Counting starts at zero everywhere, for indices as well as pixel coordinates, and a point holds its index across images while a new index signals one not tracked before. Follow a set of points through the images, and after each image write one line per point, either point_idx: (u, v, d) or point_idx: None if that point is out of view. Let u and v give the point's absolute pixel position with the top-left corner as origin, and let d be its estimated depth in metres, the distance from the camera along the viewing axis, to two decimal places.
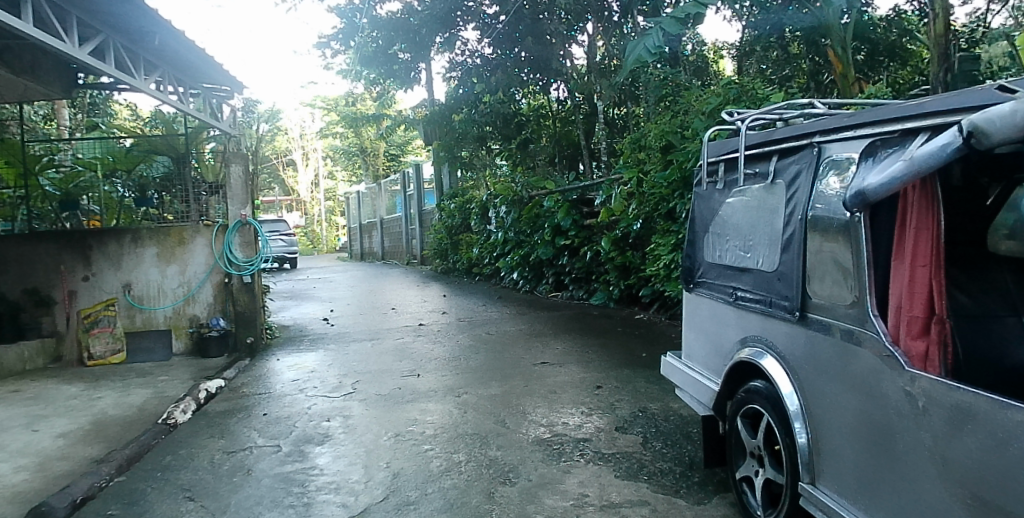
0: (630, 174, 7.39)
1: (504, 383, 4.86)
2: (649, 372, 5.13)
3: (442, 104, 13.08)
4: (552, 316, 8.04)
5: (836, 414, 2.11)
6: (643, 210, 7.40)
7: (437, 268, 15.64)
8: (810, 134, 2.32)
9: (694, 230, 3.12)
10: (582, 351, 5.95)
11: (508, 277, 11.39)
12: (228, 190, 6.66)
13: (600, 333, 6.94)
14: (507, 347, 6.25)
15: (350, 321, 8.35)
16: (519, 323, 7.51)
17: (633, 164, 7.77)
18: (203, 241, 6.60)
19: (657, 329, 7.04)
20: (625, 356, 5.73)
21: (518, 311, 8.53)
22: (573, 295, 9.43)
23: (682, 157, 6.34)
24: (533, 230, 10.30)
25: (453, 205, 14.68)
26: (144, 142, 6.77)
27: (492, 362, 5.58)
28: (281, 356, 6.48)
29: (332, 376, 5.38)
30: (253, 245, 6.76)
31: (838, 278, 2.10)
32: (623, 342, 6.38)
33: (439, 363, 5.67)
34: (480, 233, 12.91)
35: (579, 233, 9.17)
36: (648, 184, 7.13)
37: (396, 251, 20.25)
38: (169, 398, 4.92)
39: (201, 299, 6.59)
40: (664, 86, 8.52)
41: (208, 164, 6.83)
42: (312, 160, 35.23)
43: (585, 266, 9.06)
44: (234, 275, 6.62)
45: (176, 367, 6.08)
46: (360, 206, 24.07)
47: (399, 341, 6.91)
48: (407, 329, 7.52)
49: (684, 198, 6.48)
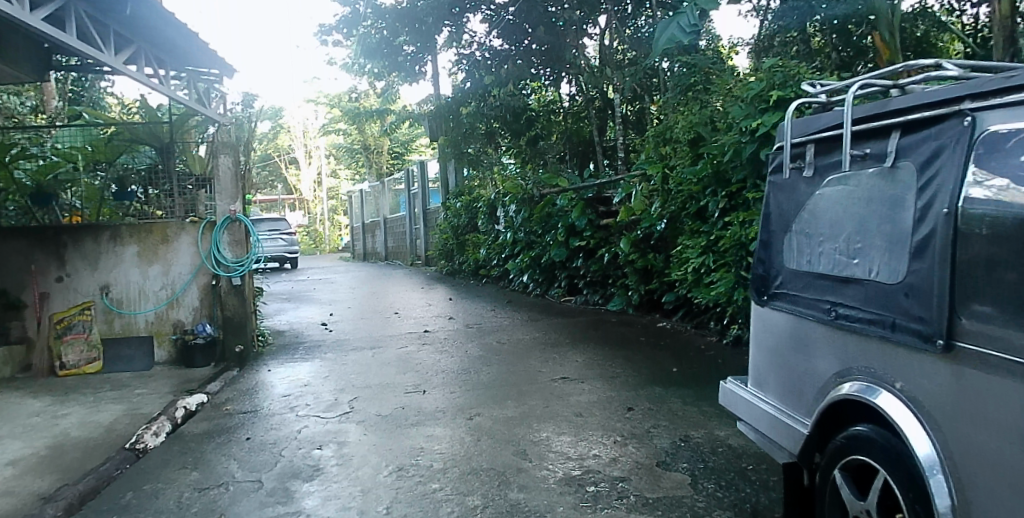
0: (653, 169, 6.81)
1: (521, 403, 4.29)
2: (683, 392, 4.55)
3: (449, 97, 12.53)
4: (567, 323, 7.46)
5: (999, 478, 1.50)
6: (667, 208, 6.82)
7: (442, 269, 15.07)
8: (953, 100, 1.76)
9: (770, 227, 2.57)
10: (605, 364, 5.38)
11: (518, 280, 10.81)
12: (217, 183, 6.09)
13: (621, 342, 6.36)
14: (521, 358, 5.68)
15: (350, 327, 7.78)
16: (532, 331, 6.94)
17: (655, 159, 7.19)
18: (189, 239, 6.04)
19: (684, 340, 6.45)
20: (653, 371, 5.16)
21: (529, 317, 7.95)
22: (587, 300, 8.84)
23: (713, 149, 5.76)
24: (544, 230, 9.73)
25: (459, 204, 14.11)
26: (126, 131, 6.23)
27: (505, 377, 5.01)
28: (274, 366, 5.91)
29: (327, 392, 4.82)
30: (243, 243, 6.17)
31: (1004, 296, 1.51)
32: (649, 354, 5.80)
33: (447, 377, 5.10)
34: (487, 233, 12.35)
35: (595, 234, 8.57)
36: (674, 180, 6.55)
37: (399, 252, 19.70)
38: (142, 418, 4.36)
39: (187, 303, 6.04)
40: (694, 75, 8.02)
41: (195, 154, 6.32)
42: (315, 158, 34.73)
43: (601, 269, 8.46)
44: (222, 277, 6.04)
45: (157, 378, 5.51)
46: (363, 205, 23.51)
47: (403, 349, 6.33)
48: (411, 336, 6.95)
49: (717, 197, 5.87)
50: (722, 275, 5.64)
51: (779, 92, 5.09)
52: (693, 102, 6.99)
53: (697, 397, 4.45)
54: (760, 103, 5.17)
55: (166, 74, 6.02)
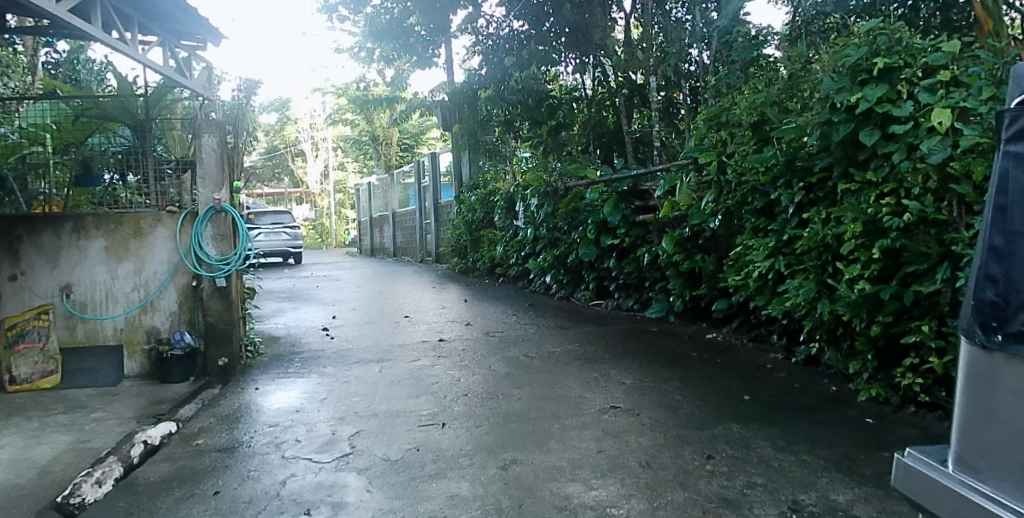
0: (707, 157, 5.85)
1: (567, 446, 3.37)
2: (770, 434, 3.61)
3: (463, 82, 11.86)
4: (602, 332, 6.54)
5: None
6: (722, 202, 5.85)
7: (453, 267, 14.15)
8: None
9: (1011, 224, 1.58)
10: (662, 390, 4.45)
11: (539, 281, 9.90)
12: (199, 167, 5.15)
13: (671, 358, 5.43)
14: (558, 379, 4.75)
15: (355, 333, 6.88)
16: (563, 342, 6.03)
17: (709, 147, 6.22)
18: (165, 233, 5.14)
19: (744, 357, 5.51)
20: (720, 400, 4.24)
21: (557, 324, 7.04)
22: (620, 304, 7.90)
23: (788, 131, 4.82)
24: (570, 227, 8.79)
25: (473, 198, 13.12)
26: (94, 106, 5.32)
27: (541, 406, 4.09)
28: (263, 383, 5.01)
29: (324, 423, 3.91)
30: (229, 238, 5.22)
31: None
32: (710, 375, 4.87)
33: (470, 404, 4.19)
34: (505, 229, 11.42)
35: (630, 232, 7.63)
36: (733, 170, 5.62)
37: (408, 248, 18.82)
38: (90, 456, 3.48)
39: (163, 306, 5.15)
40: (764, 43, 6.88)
41: (176, 135, 5.42)
42: (323, 150, 33.91)
43: (637, 271, 7.53)
44: (204, 278, 5.13)
45: (122, 398, 4.61)
46: (372, 198, 22.61)
47: (414, 364, 5.40)
48: (423, 347, 6.02)
49: (792, 190, 4.92)
50: (798, 282, 4.72)
51: (886, 59, 4.11)
52: (755, 80, 6.03)
53: (789, 442, 3.51)
54: (857, 76, 4.22)
55: (132, 37, 5.14)
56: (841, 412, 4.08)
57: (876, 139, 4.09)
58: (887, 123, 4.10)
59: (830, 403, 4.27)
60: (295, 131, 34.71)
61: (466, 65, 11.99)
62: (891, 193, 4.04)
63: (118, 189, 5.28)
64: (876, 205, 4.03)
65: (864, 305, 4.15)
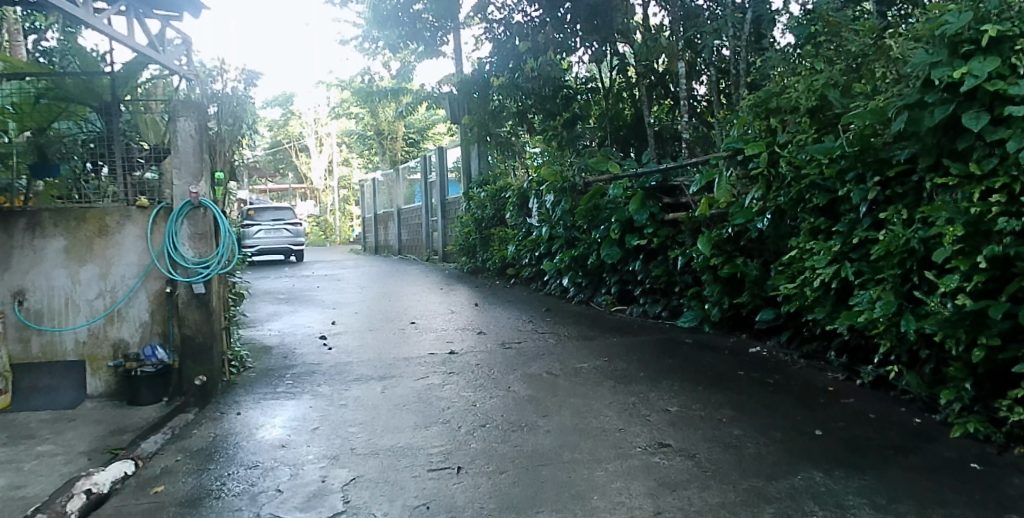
0: (756, 148, 5.14)
1: (614, 505, 2.68)
2: (863, 486, 2.90)
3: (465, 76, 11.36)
4: (631, 343, 5.84)
5: None
6: (772, 199, 5.15)
7: (461, 267, 13.44)
8: None
9: None
10: (715, 422, 3.74)
11: (554, 283, 9.20)
12: (174, 156, 4.49)
13: (716, 378, 4.72)
14: (589, 406, 4.04)
15: (356, 343, 6.18)
16: (589, 357, 5.33)
17: (754, 138, 5.51)
18: (134, 231, 4.46)
19: (799, 378, 4.79)
20: (786, 436, 3.54)
21: (579, 334, 6.33)
22: (646, 311, 7.18)
23: (861, 116, 4.12)
24: (590, 226, 8.08)
25: (483, 194, 12.41)
26: (56, 87, 4.58)
27: (574, 443, 3.39)
28: (246, 406, 4.32)
29: (313, 465, 3.21)
30: (209, 237, 4.54)
31: None
32: (766, 402, 4.16)
33: (490, 439, 3.49)
34: (516, 227, 10.73)
35: (658, 232, 6.86)
36: (787, 163, 4.90)
37: (414, 246, 18.12)
38: (20, 508, 2.80)
39: (132, 316, 4.47)
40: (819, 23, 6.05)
41: (148, 118, 4.76)
42: (327, 146, 33.20)
43: (666, 275, 6.82)
44: (180, 283, 4.47)
45: (78, 425, 3.94)
46: (377, 194, 21.93)
47: (422, 382, 4.71)
48: (431, 360, 5.32)
49: (864, 185, 4.21)
50: (873, 294, 4.01)
51: (998, 28, 3.40)
52: (810, 62, 5.32)
53: (889, 499, 2.81)
54: (958, 48, 3.51)
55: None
56: (937, 453, 3.36)
57: (983, 124, 3.38)
58: (997, 105, 3.40)
59: (919, 440, 3.57)
60: (298, 125, 34.05)
61: (475, 54, 11.32)
62: (1001, 188, 3.33)
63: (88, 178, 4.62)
64: (982, 203, 3.32)
65: (962, 324, 3.44)
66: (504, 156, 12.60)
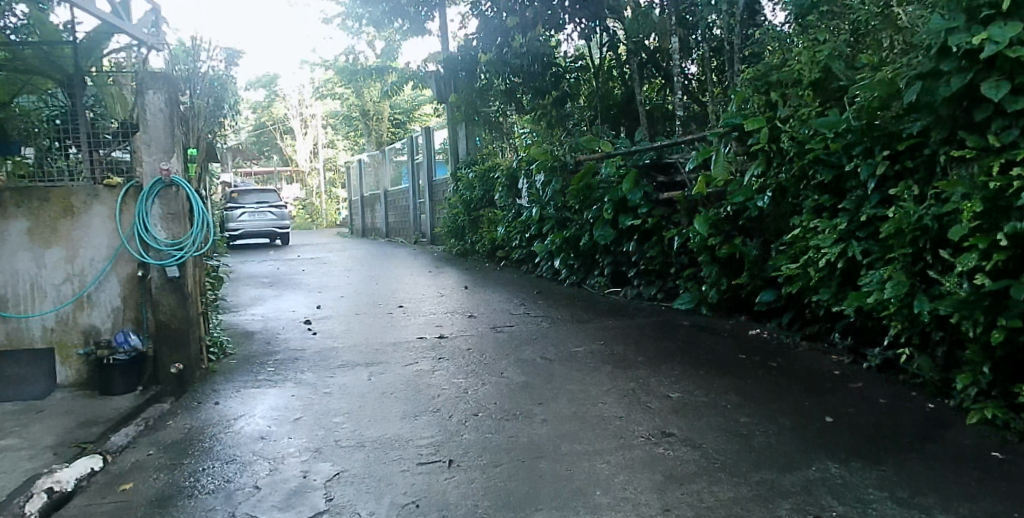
0: (756, 123, 4.93)
1: (620, 502, 2.49)
2: (882, 478, 2.73)
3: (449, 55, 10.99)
4: (628, 327, 5.66)
5: None
6: (772, 176, 4.96)
7: (449, 249, 13.19)
8: None
9: None
10: (720, 410, 3.57)
11: (545, 265, 8.99)
12: (143, 131, 4.23)
13: (718, 363, 4.55)
14: (587, 393, 3.85)
15: (342, 328, 5.95)
16: (584, 340, 5.13)
17: (753, 113, 5.30)
18: (102, 211, 4.20)
19: (802, 361, 4.65)
20: (796, 424, 3.37)
21: (573, 317, 6.13)
22: (640, 293, 7.00)
23: (869, 88, 3.91)
24: (582, 206, 7.87)
25: (471, 175, 12.15)
26: (12, 59, 4.39)
27: (573, 433, 3.21)
28: (225, 396, 4.08)
29: (295, 460, 3.00)
30: (182, 216, 4.32)
31: None
32: (771, 389, 4.00)
33: (485, 429, 3.29)
34: (505, 209, 10.50)
35: (653, 212, 6.66)
36: (788, 138, 4.69)
37: (401, 228, 17.83)
38: None
39: (103, 302, 4.22)
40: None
41: (115, 92, 4.54)
42: (311, 128, 32.66)
43: (662, 256, 6.63)
44: (153, 267, 4.24)
45: (46, 417, 3.70)
46: (363, 176, 21.58)
47: (411, 369, 4.49)
48: (420, 345, 5.10)
49: (873, 160, 4.01)
50: (883, 274, 3.84)
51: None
52: (812, 33, 5.09)
53: (910, 491, 2.65)
54: (976, 12, 3.29)
55: None
56: (954, 441, 3.21)
57: (1004, 93, 3.15)
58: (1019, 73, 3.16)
59: (934, 427, 3.41)
60: (282, 107, 33.47)
61: (461, 31, 10.99)
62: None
63: (60, 159, 4.27)
64: (1001, 178, 3.11)
65: (979, 304, 3.27)
66: (492, 136, 12.33)
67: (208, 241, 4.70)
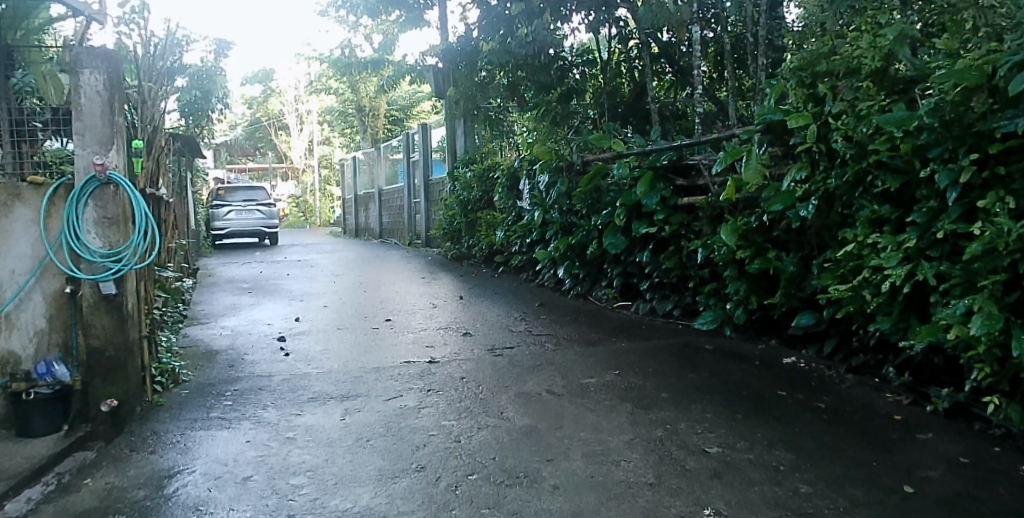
0: (803, 120, 4.28)
1: None
2: None
3: (444, 45, 10.18)
4: (644, 351, 4.97)
5: None
6: (819, 182, 4.31)
7: (444, 253, 12.48)
8: None
9: None
10: (772, 474, 2.88)
11: (548, 274, 8.31)
12: (76, 117, 3.47)
13: (755, 403, 3.87)
14: (604, 446, 3.15)
15: (319, 347, 5.24)
16: (596, 368, 4.45)
17: (795, 109, 4.63)
18: (26, 213, 3.46)
19: (853, 401, 3.99)
20: (869, 497, 2.69)
21: (580, 337, 5.44)
22: (654, 308, 6.33)
23: (943, 78, 3.28)
24: (590, 210, 7.18)
25: (469, 174, 11.46)
26: None
27: (594, 509, 2.51)
28: (165, 441, 3.36)
29: None
30: (121, 223, 3.56)
31: None
32: (826, 441, 3.30)
33: (481, 501, 2.60)
34: (505, 211, 9.82)
35: (670, 219, 5.97)
36: (840, 138, 4.07)
37: (395, 229, 17.12)
38: None
39: (23, 323, 3.47)
40: None
41: (46, 70, 3.77)
42: (306, 124, 31.94)
43: (680, 268, 5.96)
44: (84, 284, 3.49)
45: None
46: (357, 173, 20.87)
47: (394, 404, 3.80)
48: (407, 372, 4.40)
49: (955, 165, 3.35)
50: (969, 305, 3.15)
51: None
52: (868, 18, 4.41)
53: None
54: None
55: None
56: None
57: None
58: None
59: None
60: (277, 102, 32.73)
61: (461, 21, 10.31)
62: None
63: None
64: None
65: None
66: (491, 134, 11.64)
67: (155, 248, 3.99)
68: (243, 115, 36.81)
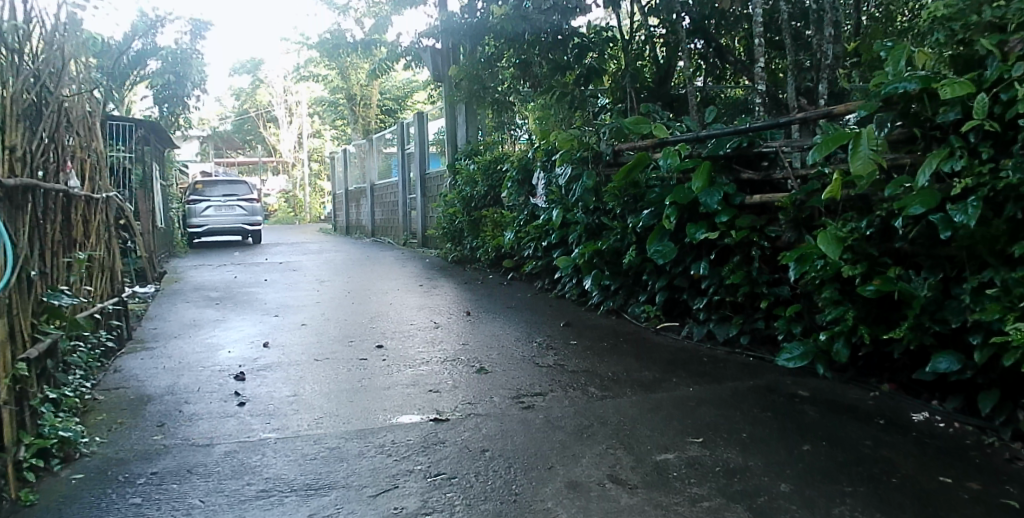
0: (965, 87, 3.11)
1: None
2: None
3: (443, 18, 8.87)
4: (722, 402, 3.69)
5: None
6: (985, 174, 3.11)
7: (445, 255, 11.18)
8: None
9: None
10: None
11: (569, 284, 7.03)
12: None
13: (922, 507, 2.59)
14: None
15: (286, 392, 3.92)
16: (667, 436, 3.16)
17: (940, 75, 3.38)
18: None
19: None
20: None
21: (631, 377, 4.15)
22: (712, 333, 5.05)
23: None
24: (625, 210, 5.90)
25: (473, 167, 10.18)
26: None
27: None
28: None
29: None
30: None
31: None
32: None
33: None
34: (514, 209, 8.54)
35: (738, 221, 4.69)
36: None
37: (389, 226, 15.82)
38: None
39: None
40: None
41: None
42: (297, 115, 30.57)
43: (749, 284, 4.67)
44: None
45: None
46: (349, 167, 19.53)
47: (388, 507, 2.50)
48: (404, 442, 3.10)
49: None
50: None
51: None
52: None
53: None
54: None
55: None
56: None
57: None
58: None
59: None
60: (266, 93, 31.36)
61: None
62: None
63: None
64: None
65: None
66: (495, 123, 10.38)
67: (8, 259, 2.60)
68: (232, 107, 35.48)
